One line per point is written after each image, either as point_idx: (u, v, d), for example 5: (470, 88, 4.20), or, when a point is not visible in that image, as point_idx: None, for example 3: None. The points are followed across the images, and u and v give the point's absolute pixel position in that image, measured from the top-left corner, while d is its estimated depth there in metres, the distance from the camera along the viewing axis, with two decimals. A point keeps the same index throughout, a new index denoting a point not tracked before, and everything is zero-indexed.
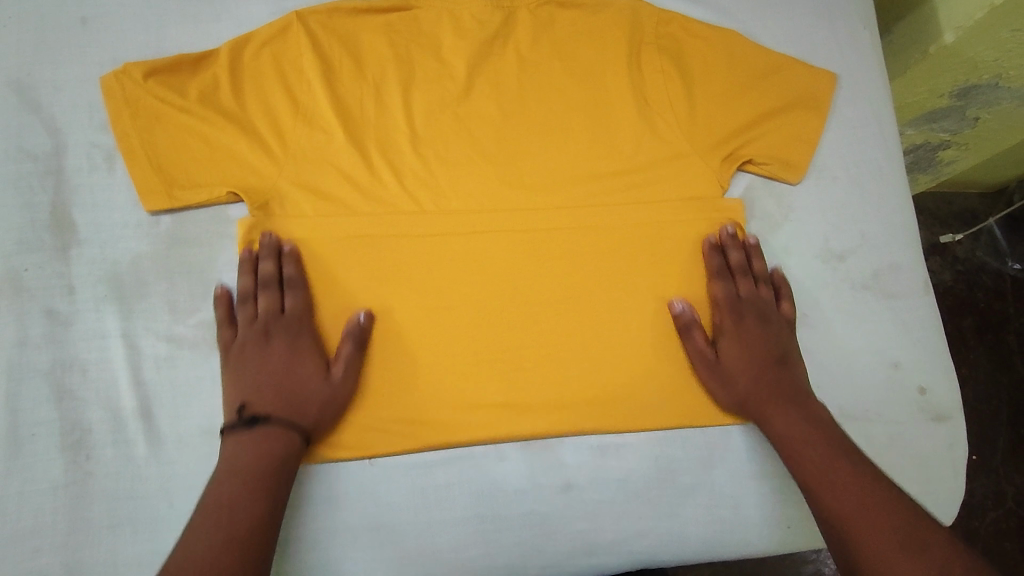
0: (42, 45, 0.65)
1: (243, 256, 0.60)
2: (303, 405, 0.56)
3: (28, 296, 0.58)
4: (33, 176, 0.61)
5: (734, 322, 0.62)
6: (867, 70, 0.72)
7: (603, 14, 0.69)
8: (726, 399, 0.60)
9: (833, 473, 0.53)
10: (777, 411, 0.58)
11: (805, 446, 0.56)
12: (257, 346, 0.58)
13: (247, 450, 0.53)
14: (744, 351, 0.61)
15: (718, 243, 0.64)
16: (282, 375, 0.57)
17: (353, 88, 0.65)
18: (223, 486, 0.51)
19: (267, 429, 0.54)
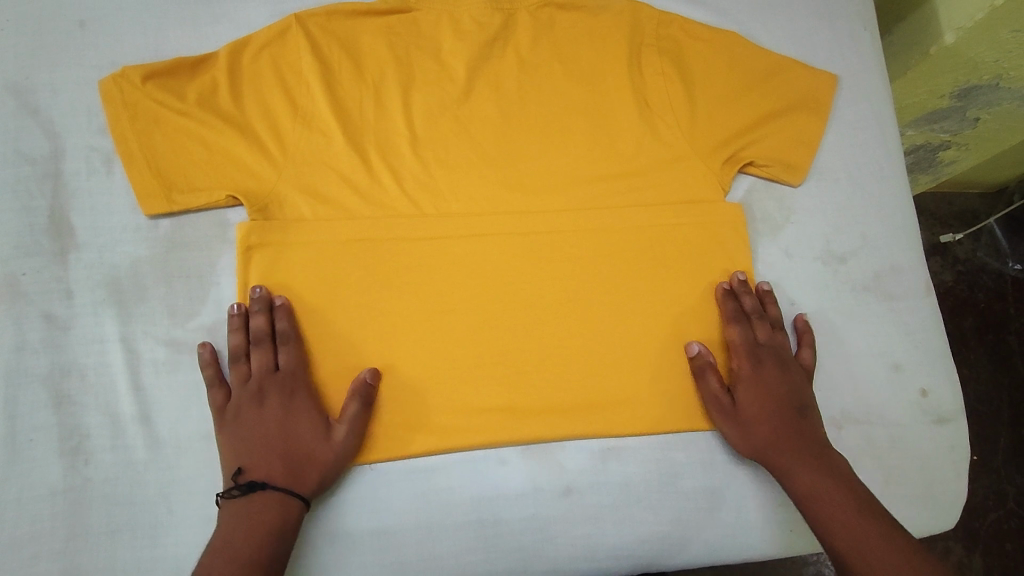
0: (40, 49, 0.65)
1: (232, 312, 0.58)
2: (301, 470, 0.54)
3: (26, 300, 0.58)
4: (31, 180, 0.61)
5: (750, 367, 0.60)
6: (868, 71, 0.72)
7: (603, 16, 0.69)
8: (743, 448, 0.58)
9: (856, 529, 0.51)
10: (796, 463, 0.56)
11: (826, 502, 0.53)
12: (252, 407, 0.56)
13: (243, 521, 0.51)
14: (762, 398, 0.59)
15: (730, 289, 0.63)
16: (278, 439, 0.55)
17: (353, 91, 0.65)
18: (218, 559, 0.50)
19: (262, 498, 0.52)
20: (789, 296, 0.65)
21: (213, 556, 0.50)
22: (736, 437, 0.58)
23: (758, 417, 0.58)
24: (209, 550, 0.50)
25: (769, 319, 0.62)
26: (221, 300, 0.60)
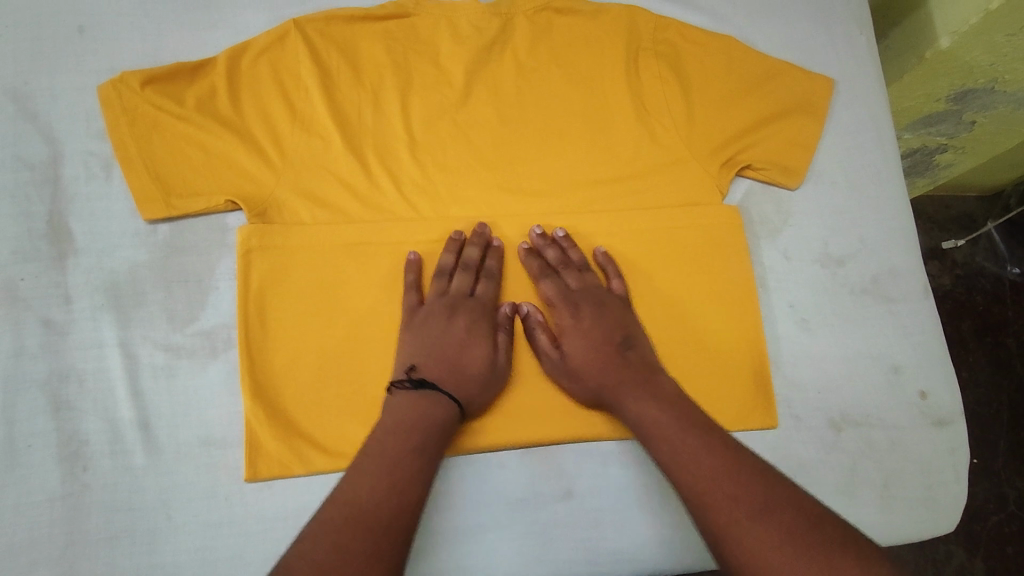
0: (39, 55, 0.65)
1: (451, 237, 0.62)
2: (470, 386, 0.56)
3: (25, 306, 0.58)
4: (30, 186, 0.61)
5: (570, 316, 0.60)
6: (864, 74, 0.72)
7: (600, 20, 0.69)
8: (582, 397, 0.58)
9: (685, 451, 0.49)
10: (628, 393, 0.55)
11: (655, 426, 0.52)
12: (440, 318, 0.58)
13: (415, 409, 0.52)
14: (582, 341, 0.58)
15: (532, 247, 0.63)
16: (457, 351, 0.57)
17: (351, 95, 0.65)
18: (389, 437, 0.50)
19: (432, 394, 0.54)
20: (788, 299, 0.65)
21: (386, 433, 0.51)
22: (573, 389, 0.58)
23: (584, 359, 0.58)
24: (382, 425, 0.51)
25: (577, 265, 0.62)
26: (220, 303, 0.60)
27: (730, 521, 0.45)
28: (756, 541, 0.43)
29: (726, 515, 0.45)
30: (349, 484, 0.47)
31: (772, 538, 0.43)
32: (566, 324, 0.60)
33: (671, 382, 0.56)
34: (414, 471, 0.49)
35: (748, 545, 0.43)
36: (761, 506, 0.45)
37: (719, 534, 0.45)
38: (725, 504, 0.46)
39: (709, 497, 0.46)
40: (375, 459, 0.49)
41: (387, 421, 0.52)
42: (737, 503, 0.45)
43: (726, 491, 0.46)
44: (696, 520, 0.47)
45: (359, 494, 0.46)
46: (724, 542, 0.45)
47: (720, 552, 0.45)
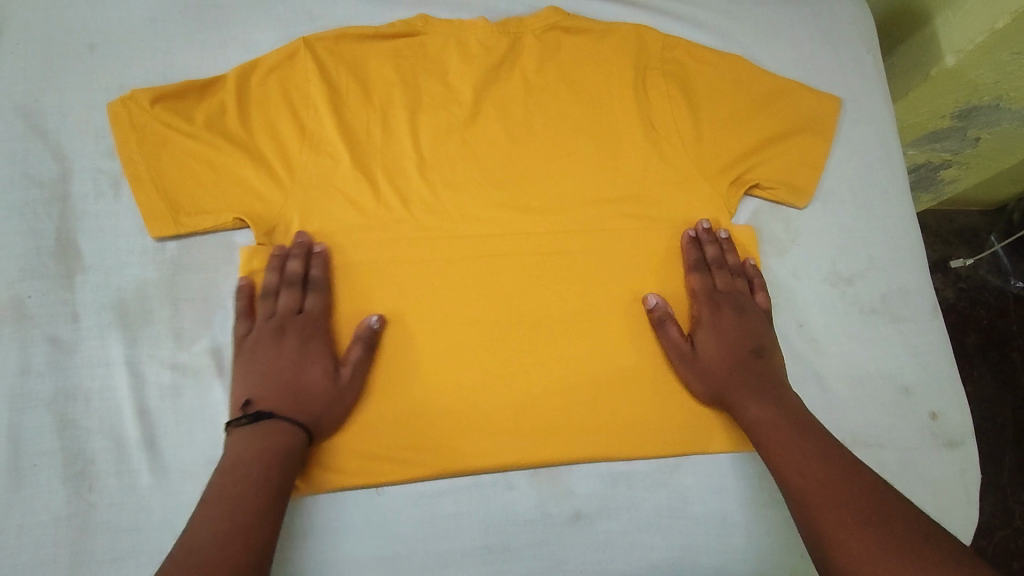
0: (51, 74, 0.66)
1: (272, 253, 0.60)
2: (312, 404, 0.55)
3: (31, 324, 0.57)
4: (38, 203, 0.61)
5: (711, 314, 0.62)
6: (871, 93, 0.73)
7: (609, 39, 0.70)
8: (701, 392, 0.59)
9: (804, 459, 0.52)
10: (753, 395, 0.57)
11: (774, 429, 0.55)
12: (270, 342, 0.57)
13: (249, 448, 0.52)
14: (720, 342, 0.60)
15: (695, 238, 0.65)
16: (291, 374, 0.56)
17: (361, 114, 0.66)
18: (231, 478, 0.50)
19: (268, 425, 0.53)
20: (796, 318, 0.65)
21: (227, 475, 0.51)
22: (696, 384, 0.59)
23: (716, 358, 0.59)
24: (223, 469, 0.51)
25: (729, 269, 0.64)
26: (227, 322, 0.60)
27: (834, 526, 0.48)
28: (861, 546, 0.46)
29: (832, 519, 0.48)
30: (191, 534, 0.47)
31: (876, 544, 0.46)
32: (709, 323, 0.61)
33: (795, 398, 0.58)
34: (256, 510, 0.49)
35: (852, 546, 0.46)
36: (869, 515, 0.48)
37: (824, 535, 0.48)
38: (835, 510, 0.48)
39: (818, 501, 0.49)
40: (218, 504, 0.49)
41: (229, 463, 0.51)
42: (846, 510, 0.48)
43: (837, 495, 0.49)
44: (802, 521, 0.50)
45: (198, 546, 0.46)
46: (829, 545, 0.47)
47: (821, 550, 0.48)
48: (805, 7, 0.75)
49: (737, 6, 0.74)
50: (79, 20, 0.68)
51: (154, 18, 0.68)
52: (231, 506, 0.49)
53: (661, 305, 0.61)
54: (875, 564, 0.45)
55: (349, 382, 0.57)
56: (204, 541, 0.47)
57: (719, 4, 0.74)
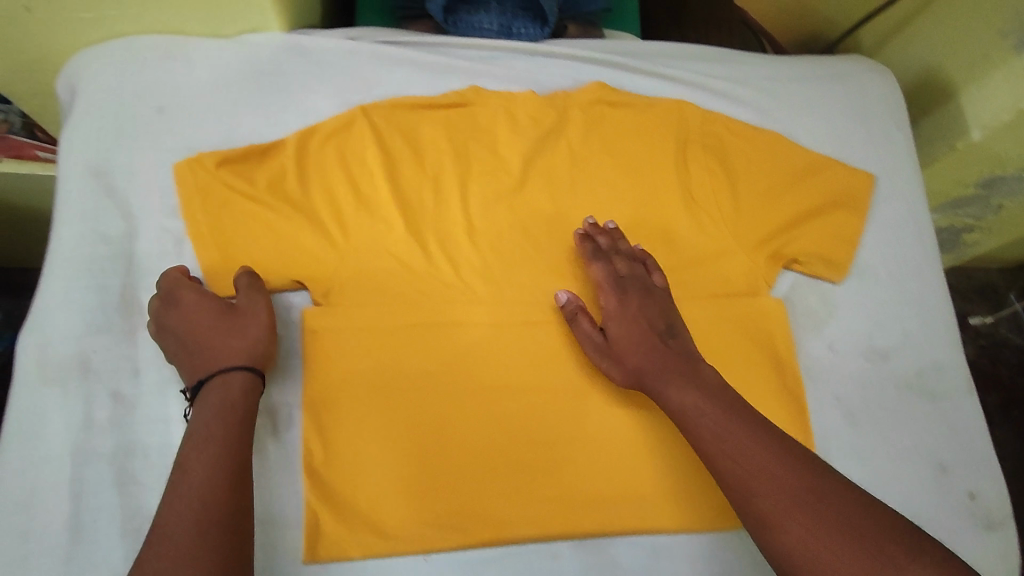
0: (122, 135, 0.69)
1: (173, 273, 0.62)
2: (228, 341, 0.58)
3: (95, 379, 0.60)
4: (106, 260, 0.64)
5: (618, 301, 0.63)
6: (903, 171, 0.75)
7: (650, 113, 0.72)
8: (622, 378, 0.60)
9: (730, 439, 0.53)
10: (671, 377, 0.57)
11: (699, 413, 0.55)
12: (180, 327, 0.59)
13: (199, 417, 0.54)
14: (628, 323, 0.61)
15: (589, 234, 0.67)
16: (209, 340, 0.58)
17: (413, 180, 0.69)
18: (192, 449, 0.52)
19: (209, 393, 0.56)
20: (833, 391, 0.66)
21: (188, 446, 0.53)
22: (614, 370, 0.61)
23: (627, 339, 0.60)
24: (184, 442, 0.53)
25: (626, 254, 0.65)
26: (283, 382, 0.62)
27: (773, 510, 0.49)
28: (801, 529, 0.48)
29: (773, 506, 0.49)
30: (168, 509, 0.49)
31: (815, 526, 0.48)
32: (615, 307, 0.63)
33: (711, 372, 0.58)
34: (215, 468, 0.51)
35: (792, 530, 0.48)
36: (806, 496, 0.49)
37: (765, 520, 0.49)
38: (770, 493, 0.50)
39: (753, 486, 0.51)
40: (187, 475, 0.51)
41: (188, 436, 0.53)
42: (781, 493, 0.50)
43: (774, 481, 0.50)
44: (738, 502, 0.52)
45: (176, 519, 0.48)
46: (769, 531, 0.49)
47: (764, 535, 0.50)
48: (839, 84, 0.78)
49: (773, 83, 0.77)
50: (150, 84, 0.71)
51: (219, 82, 0.72)
52: (203, 476, 0.51)
53: (570, 302, 0.64)
54: (815, 544, 0.47)
55: (250, 312, 0.59)
56: (185, 510, 0.49)
57: (756, 81, 0.77)
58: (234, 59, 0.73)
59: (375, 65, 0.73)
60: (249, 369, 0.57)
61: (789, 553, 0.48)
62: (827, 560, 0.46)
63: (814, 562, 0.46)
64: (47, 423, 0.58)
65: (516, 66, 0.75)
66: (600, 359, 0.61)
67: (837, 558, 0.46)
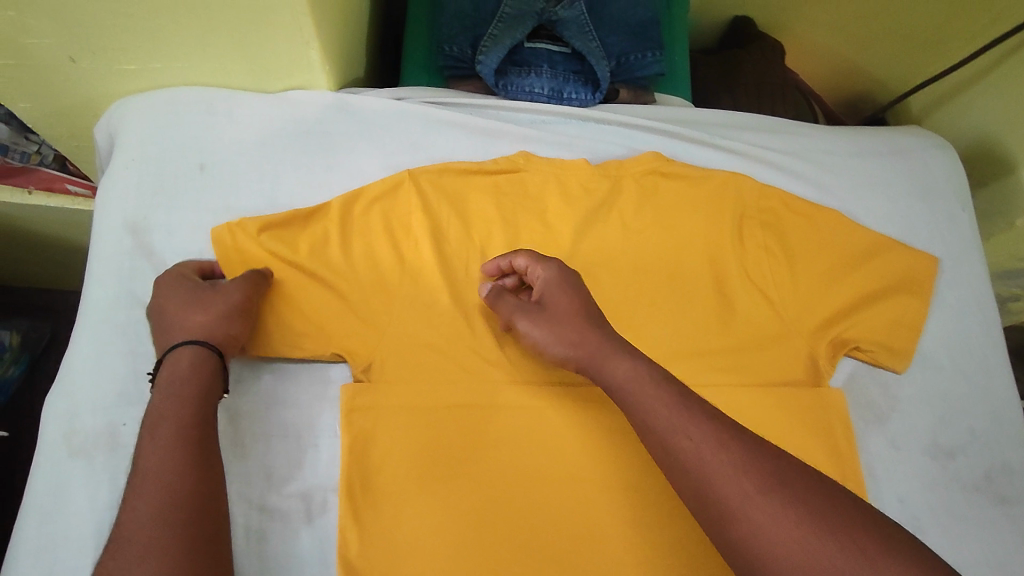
0: (161, 192, 0.67)
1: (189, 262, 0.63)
2: (188, 319, 0.56)
3: (124, 454, 0.57)
4: (139, 325, 0.62)
5: (558, 270, 0.60)
6: (968, 254, 0.72)
7: (705, 187, 0.69)
8: (555, 346, 0.56)
9: (685, 420, 0.48)
10: (613, 351, 0.54)
11: (642, 390, 0.51)
12: (159, 307, 0.58)
13: (156, 398, 0.52)
14: (562, 289, 0.58)
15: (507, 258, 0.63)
16: (176, 316, 0.56)
17: (460, 251, 0.66)
18: (152, 443, 0.49)
19: (167, 364, 0.53)
20: (897, 492, 0.63)
21: (149, 438, 0.49)
22: (552, 341, 0.56)
23: (564, 308, 0.57)
24: (143, 435, 0.50)
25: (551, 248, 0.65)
26: (319, 464, 0.59)
27: (733, 495, 0.44)
28: (769, 515, 0.43)
29: (733, 492, 0.44)
30: (130, 507, 0.46)
31: (784, 513, 0.43)
32: (546, 275, 0.59)
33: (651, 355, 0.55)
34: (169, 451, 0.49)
35: (759, 521, 0.43)
36: (770, 482, 0.45)
37: (726, 509, 0.44)
38: (733, 479, 0.44)
39: (711, 473, 0.45)
40: (146, 471, 0.48)
41: (147, 429, 0.50)
42: (746, 479, 0.45)
43: (733, 464, 0.45)
44: (690, 491, 0.46)
45: (135, 511, 0.46)
46: (729, 518, 0.44)
47: (722, 525, 0.44)
48: (899, 160, 0.76)
49: (831, 157, 0.75)
50: (191, 139, 0.69)
51: (263, 139, 0.70)
52: (161, 471, 0.48)
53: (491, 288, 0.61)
54: (783, 532, 0.42)
55: (224, 292, 0.58)
56: (145, 506, 0.46)
57: (813, 155, 0.75)
58: (280, 117, 0.71)
59: (425, 128, 0.72)
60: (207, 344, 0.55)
61: (756, 545, 0.42)
62: (799, 551, 0.41)
63: (783, 551, 0.41)
64: (70, 501, 0.55)
65: (568, 132, 0.73)
66: (536, 331, 0.57)
67: (803, 547, 0.42)
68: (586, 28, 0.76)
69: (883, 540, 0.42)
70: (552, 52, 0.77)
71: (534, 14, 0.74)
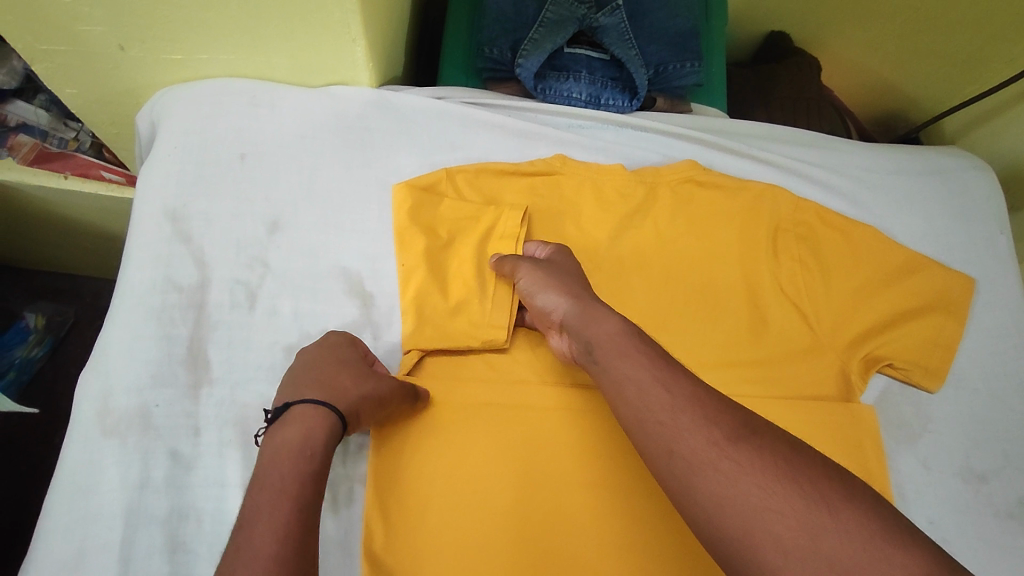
0: (201, 179, 0.67)
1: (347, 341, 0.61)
2: (341, 380, 0.56)
3: (155, 434, 0.57)
4: (175, 308, 0.62)
5: (554, 247, 0.64)
6: (1005, 276, 0.71)
7: (739, 198, 0.69)
8: (560, 287, 0.58)
9: (651, 373, 0.49)
10: (593, 308, 0.55)
11: (623, 342, 0.52)
12: (324, 363, 0.57)
13: (283, 440, 0.51)
14: (567, 260, 0.62)
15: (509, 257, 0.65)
16: (322, 378, 0.56)
17: (501, 246, 0.66)
18: (262, 497, 0.47)
19: (301, 417, 0.53)
20: (927, 514, 0.61)
21: (260, 485, 0.48)
22: (551, 287, 0.58)
23: (569, 271, 0.60)
24: (250, 492, 0.48)
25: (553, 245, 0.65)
26: (346, 455, 0.59)
27: (696, 446, 0.44)
28: (732, 467, 0.42)
29: (697, 441, 0.44)
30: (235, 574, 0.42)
31: (749, 466, 0.42)
32: (561, 247, 0.64)
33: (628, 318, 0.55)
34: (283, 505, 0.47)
35: (722, 469, 0.42)
36: (741, 433, 0.44)
37: (691, 461, 0.43)
38: (700, 430, 0.44)
39: (675, 426, 0.45)
40: (259, 511, 0.46)
41: (258, 483, 0.48)
42: (715, 429, 0.44)
43: (701, 416, 0.45)
44: (656, 447, 0.46)
45: (247, 550, 0.44)
46: (691, 466, 0.43)
47: (687, 478, 0.43)
48: (938, 180, 0.76)
49: (868, 173, 0.75)
50: (233, 129, 0.70)
51: (304, 134, 0.71)
52: (274, 517, 0.46)
53: (499, 258, 0.64)
54: (745, 484, 0.41)
55: (379, 378, 0.57)
56: (255, 570, 0.42)
57: (849, 171, 0.75)
58: (322, 113, 0.72)
59: (463, 128, 0.73)
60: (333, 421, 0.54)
61: (715, 499, 0.41)
62: (760, 504, 0.40)
63: (742, 502, 0.40)
64: (100, 480, 0.55)
65: (606, 138, 0.74)
66: (535, 276, 0.60)
67: (768, 495, 0.40)
68: (627, 36, 0.76)
69: (851, 492, 0.40)
70: (591, 58, 0.78)
71: (576, 19, 0.75)
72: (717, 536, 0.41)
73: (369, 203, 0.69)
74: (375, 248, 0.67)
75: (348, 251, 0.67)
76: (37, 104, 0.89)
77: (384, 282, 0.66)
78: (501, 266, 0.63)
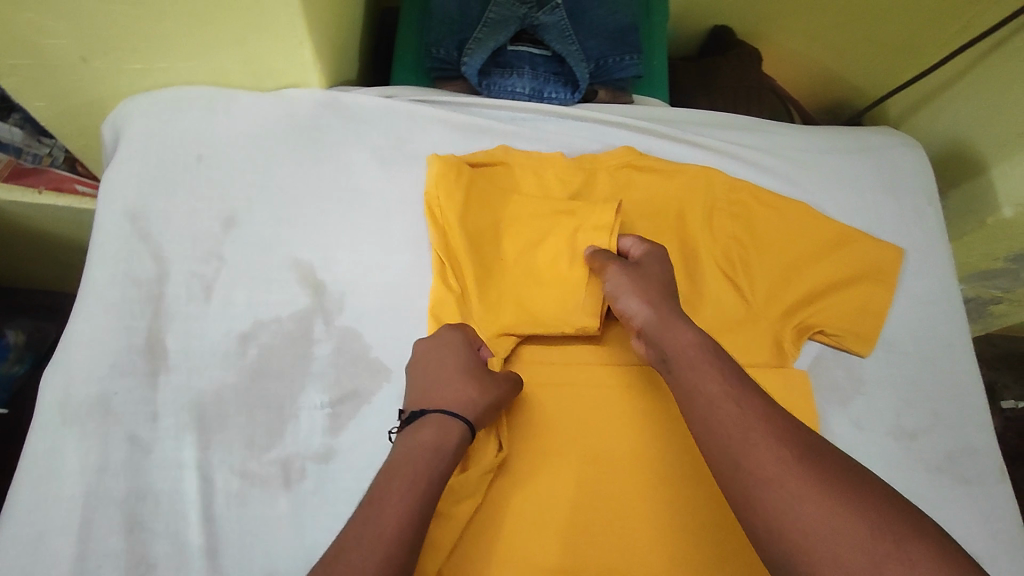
0: (161, 181, 0.71)
1: (464, 336, 0.63)
2: (469, 390, 0.58)
3: (114, 420, 0.60)
4: (134, 302, 0.65)
5: (655, 249, 0.64)
6: (932, 245, 0.75)
7: (678, 179, 0.73)
8: (644, 294, 0.59)
9: (721, 392, 0.50)
10: (672, 322, 0.56)
11: (696, 356, 0.53)
12: (448, 367, 0.60)
13: (419, 441, 0.54)
14: (661, 264, 0.62)
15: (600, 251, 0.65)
16: (450, 385, 0.58)
17: (594, 237, 0.66)
18: (394, 480, 0.51)
19: (436, 424, 0.56)
20: None
21: (392, 472, 0.52)
22: (633, 291, 0.59)
23: (655, 275, 0.61)
24: (382, 474, 0.52)
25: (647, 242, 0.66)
26: (299, 432, 0.62)
27: (765, 461, 0.46)
28: (798, 488, 0.44)
29: (765, 458, 0.46)
30: (360, 542, 0.47)
31: (812, 488, 0.43)
32: (654, 248, 0.64)
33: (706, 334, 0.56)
34: (410, 493, 0.51)
35: (787, 486, 0.44)
36: (805, 456, 0.46)
37: (761, 477, 0.45)
38: (769, 449, 0.46)
39: (745, 444, 0.47)
40: (388, 492, 0.51)
41: (390, 469, 0.52)
42: (781, 447, 0.46)
43: (770, 436, 0.47)
44: (725, 460, 0.48)
45: (380, 525, 0.48)
46: (759, 482, 0.45)
47: (753, 489, 0.45)
48: (868, 158, 0.79)
49: (801, 153, 0.79)
50: (190, 133, 0.73)
51: (259, 133, 0.74)
52: (400, 506, 0.50)
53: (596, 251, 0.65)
54: (808, 506, 0.43)
55: (497, 387, 0.60)
56: (378, 546, 0.47)
57: (783, 152, 0.78)
58: (275, 113, 0.75)
59: (411, 122, 0.76)
60: (466, 429, 0.56)
61: (777, 513, 0.43)
62: (822, 525, 0.42)
63: (808, 522, 0.42)
64: (62, 465, 0.58)
65: (546, 129, 0.77)
66: (622, 278, 0.60)
67: (833, 517, 0.42)
68: (567, 32, 0.80)
69: (915, 525, 0.42)
70: (534, 55, 0.82)
71: (517, 19, 0.79)
72: (776, 545, 0.43)
73: (321, 198, 0.72)
74: (329, 240, 0.70)
75: (300, 243, 0.70)
76: (11, 122, 0.93)
77: (337, 271, 0.69)
78: (597, 261, 0.64)
